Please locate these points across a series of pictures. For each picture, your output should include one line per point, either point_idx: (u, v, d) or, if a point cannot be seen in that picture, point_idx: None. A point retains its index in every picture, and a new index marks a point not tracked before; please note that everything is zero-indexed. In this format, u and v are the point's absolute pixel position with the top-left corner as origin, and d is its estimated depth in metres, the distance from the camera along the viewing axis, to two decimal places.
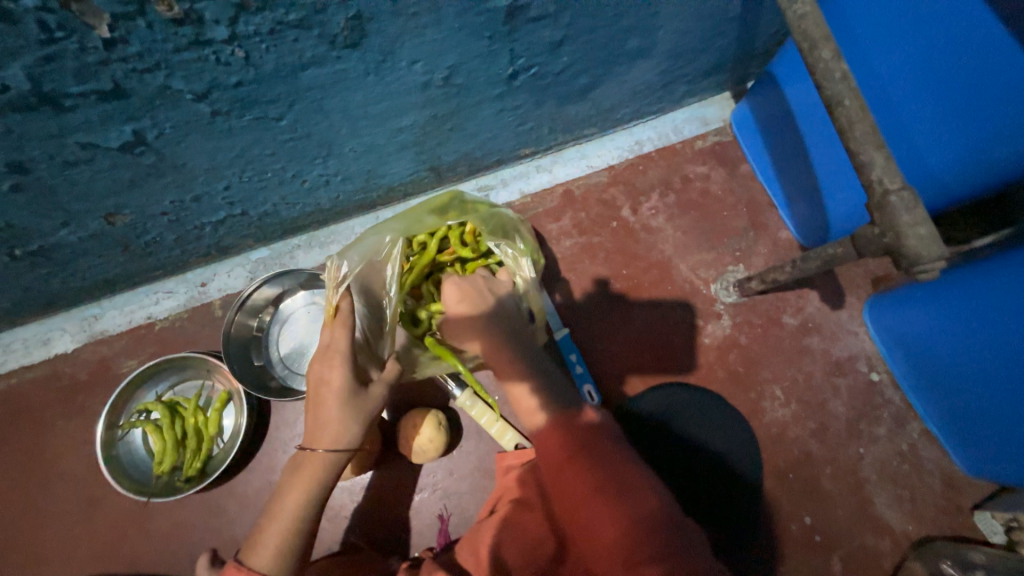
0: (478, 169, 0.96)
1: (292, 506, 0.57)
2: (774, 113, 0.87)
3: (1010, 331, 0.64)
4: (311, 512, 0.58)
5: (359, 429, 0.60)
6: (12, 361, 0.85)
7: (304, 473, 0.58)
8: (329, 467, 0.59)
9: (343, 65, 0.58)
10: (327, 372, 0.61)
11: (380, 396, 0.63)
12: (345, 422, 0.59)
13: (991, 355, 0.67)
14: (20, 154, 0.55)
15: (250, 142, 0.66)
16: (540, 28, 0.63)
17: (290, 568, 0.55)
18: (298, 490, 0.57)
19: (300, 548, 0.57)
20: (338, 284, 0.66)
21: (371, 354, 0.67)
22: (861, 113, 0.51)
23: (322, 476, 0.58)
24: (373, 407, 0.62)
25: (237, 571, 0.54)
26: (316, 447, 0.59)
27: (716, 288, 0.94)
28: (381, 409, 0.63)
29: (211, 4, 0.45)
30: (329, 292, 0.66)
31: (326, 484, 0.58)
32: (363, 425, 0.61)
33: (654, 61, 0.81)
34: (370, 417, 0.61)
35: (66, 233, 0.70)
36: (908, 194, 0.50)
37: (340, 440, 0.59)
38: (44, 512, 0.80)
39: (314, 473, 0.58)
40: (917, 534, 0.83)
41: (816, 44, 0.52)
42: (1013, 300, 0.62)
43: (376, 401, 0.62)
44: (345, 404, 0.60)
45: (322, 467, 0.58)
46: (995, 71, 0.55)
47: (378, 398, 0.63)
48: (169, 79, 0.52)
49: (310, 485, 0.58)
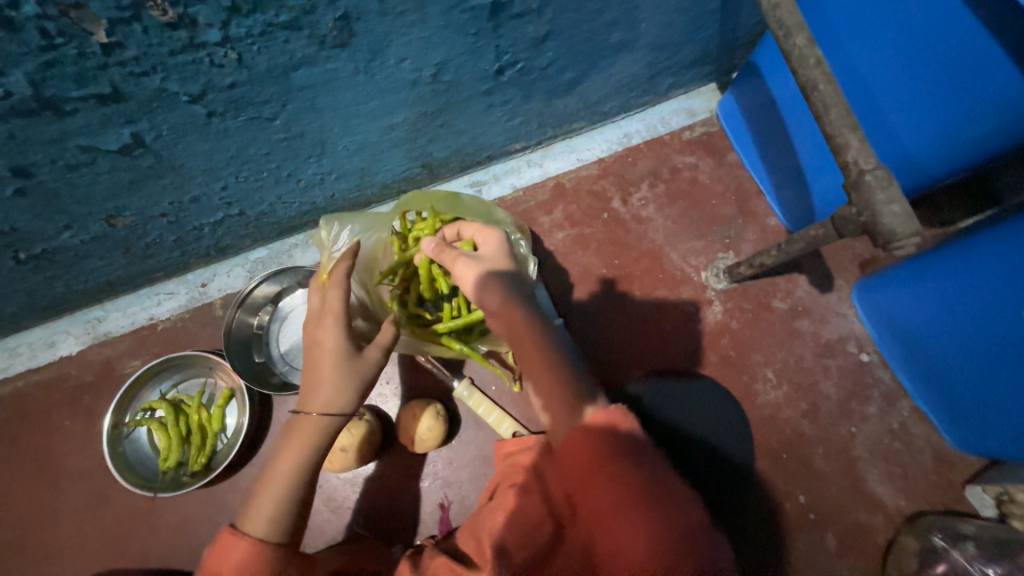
0: (470, 165, 0.98)
1: (287, 469, 0.58)
2: (757, 102, 0.89)
3: (999, 309, 0.65)
4: (306, 475, 0.59)
5: (354, 391, 0.61)
6: (18, 365, 0.87)
7: (298, 436, 0.59)
8: (324, 430, 0.60)
9: (333, 64, 0.60)
10: (321, 336, 0.62)
11: (375, 357, 0.63)
12: (338, 383, 0.60)
13: (987, 330, 0.68)
14: (23, 158, 0.57)
15: (245, 143, 0.68)
16: (523, 24, 0.66)
17: (287, 531, 0.57)
18: (292, 452, 0.58)
19: (296, 514, 0.58)
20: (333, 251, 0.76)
21: (369, 317, 0.79)
22: (835, 96, 0.54)
23: (316, 438, 0.59)
24: (367, 369, 0.62)
25: (231, 537, 0.55)
26: (310, 411, 0.60)
27: (706, 274, 0.96)
28: (376, 372, 0.63)
29: (203, 8, 0.47)
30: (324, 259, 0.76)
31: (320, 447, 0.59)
32: (357, 387, 0.61)
33: (638, 54, 0.83)
34: (363, 378, 0.62)
35: (68, 236, 0.71)
36: (882, 172, 0.52)
37: (334, 403, 0.60)
38: (53, 511, 0.82)
39: (308, 435, 0.59)
40: (910, 510, 0.84)
41: (791, 31, 0.56)
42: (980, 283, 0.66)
43: (370, 364, 0.62)
44: (339, 364, 0.60)
45: (316, 431, 0.59)
46: (969, 54, 0.56)
47: (373, 361, 0.62)
48: (164, 82, 0.54)
49: (305, 449, 0.59)
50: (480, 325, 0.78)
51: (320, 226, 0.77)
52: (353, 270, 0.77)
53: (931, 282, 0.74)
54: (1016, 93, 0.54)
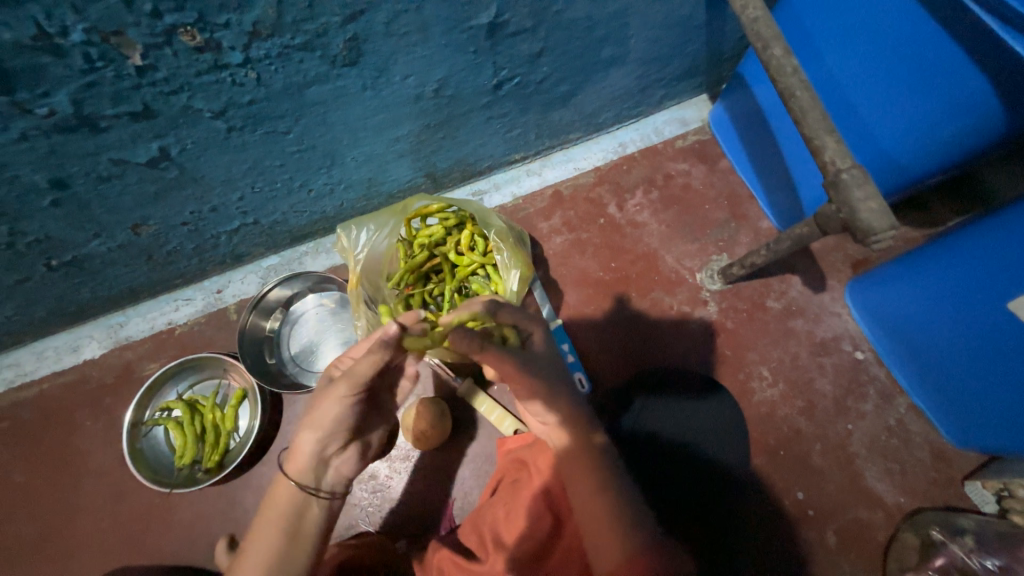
0: (471, 174, 1.03)
1: (271, 537, 0.56)
2: (745, 111, 0.94)
3: (987, 305, 0.68)
4: (290, 533, 0.56)
5: (319, 438, 0.60)
6: (44, 368, 0.91)
7: (274, 501, 0.58)
8: (302, 491, 0.58)
9: (343, 82, 0.65)
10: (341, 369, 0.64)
11: (342, 400, 0.60)
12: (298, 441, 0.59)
13: (977, 326, 0.70)
14: (61, 171, 0.62)
15: (261, 155, 0.73)
16: (519, 41, 0.71)
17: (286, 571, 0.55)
18: (270, 520, 0.56)
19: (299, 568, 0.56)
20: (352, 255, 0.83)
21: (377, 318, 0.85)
22: (811, 102, 0.58)
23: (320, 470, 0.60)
24: (331, 415, 0.59)
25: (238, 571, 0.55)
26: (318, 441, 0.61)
27: (701, 276, 0.99)
28: (343, 415, 0.60)
29: (228, 32, 0.53)
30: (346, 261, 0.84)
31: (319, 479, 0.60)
32: (320, 435, 0.60)
33: (630, 68, 0.88)
34: (327, 425, 0.59)
35: (97, 244, 0.76)
36: (858, 171, 0.56)
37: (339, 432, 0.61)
38: (72, 508, 0.85)
39: (286, 498, 0.58)
40: (909, 506, 0.84)
41: (768, 43, 0.60)
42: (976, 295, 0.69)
43: (331, 411, 0.59)
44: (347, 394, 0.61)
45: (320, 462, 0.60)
46: (936, 57, 0.60)
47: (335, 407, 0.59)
48: (190, 100, 0.59)
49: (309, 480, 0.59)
50: None
51: (339, 232, 0.84)
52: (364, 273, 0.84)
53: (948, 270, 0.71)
54: (979, 94, 0.58)
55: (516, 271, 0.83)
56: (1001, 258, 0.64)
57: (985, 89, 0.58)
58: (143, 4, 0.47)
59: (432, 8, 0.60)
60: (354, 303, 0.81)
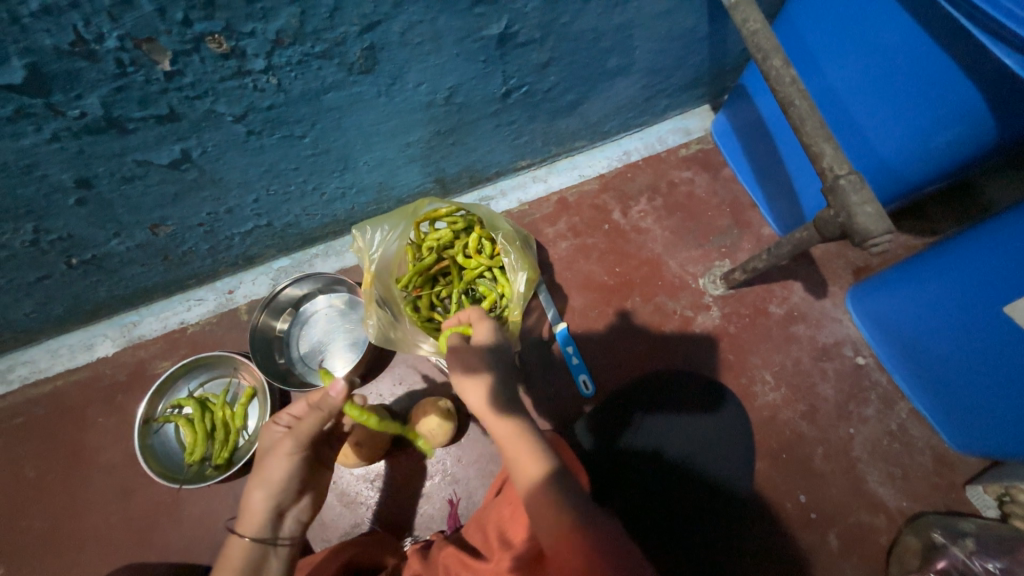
0: (479, 180, 1.05)
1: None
2: (746, 121, 0.96)
3: (985, 309, 0.69)
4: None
5: (270, 495, 0.62)
6: (58, 365, 0.93)
7: (228, 564, 0.59)
8: (257, 548, 0.60)
9: (358, 88, 0.68)
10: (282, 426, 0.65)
11: (290, 455, 0.63)
12: (248, 501, 0.60)
13: (977, 333, 0.71)
14: (87, 171, 0.64)
15: (277, 158, 0.75)
16: (527, 52, 0.73)
17: None
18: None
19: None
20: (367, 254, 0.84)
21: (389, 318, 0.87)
22: (809, 111, 0.60)
23: (262, 522, 0.61)
24: (279, 473, 0.62)
25: None
26: (260, 498, 0.61)
27: (704, 281, 1.00)
28: (293, 470, 0.63)
29: (253, 40, 0.55)
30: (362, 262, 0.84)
31: (264, 534, 0.61)
32: (271, 493, 0.62)
33: (634, 78, 0.91)
34: (277, 482, 0.62)
35: (116, 243, 0.79)
36: (854, 177, 0.58)
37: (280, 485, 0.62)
38: (82, 503, 0.86)
39: (241, 558, 0.59)
40: (911, 510, 0.85)
41: (768, 55, 0.63)
42: (978, 308, 0.70)
43: (280, 468, 0.62)
44: (288, 451, 0.62)
45: (262, 516, 0.61)
46: (928, 69, 0.62)
47: (283, 463, 0.62)
48: (213, 104, 0.62)
49: (252, 535, 0.60)
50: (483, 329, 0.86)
51: (353, 233, 0.85)
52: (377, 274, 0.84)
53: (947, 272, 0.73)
54: (971, 103, 0.61)
55: (523, 273, 0.84)
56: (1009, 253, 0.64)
57: (977, 99, 0.60)
58: (175, 13, 0.50)
59: (445, 19, 0.63)
60: (365, 302, 0.82)
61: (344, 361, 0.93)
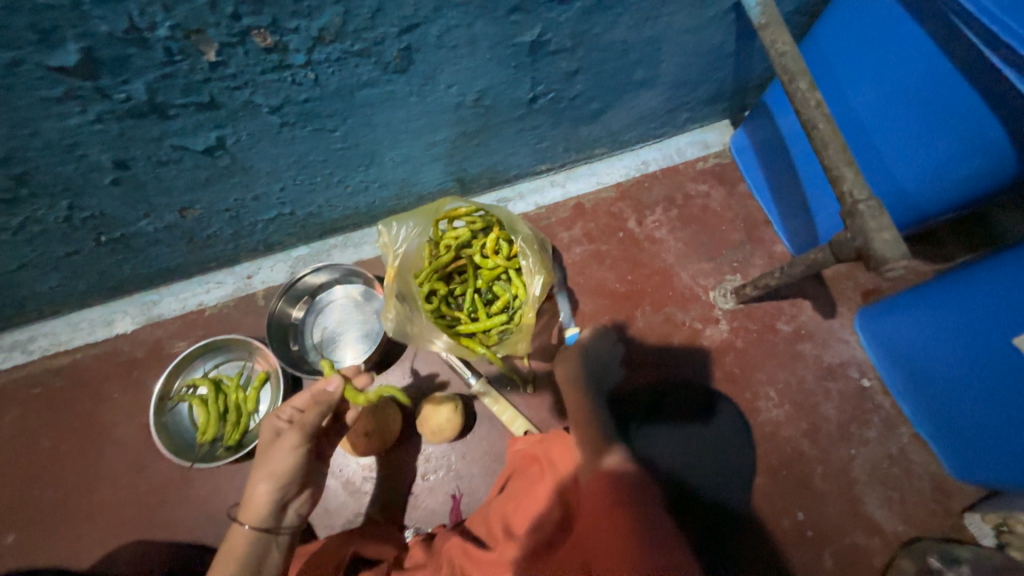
0: (498, 181, 1.07)
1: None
2: (766, 138, 0.98)
3: (996, 340, 0.70)
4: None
5: (276, 487, 0.64)
6: (78, 339, 0.95)
7: (231, 549, 0.62)
8: (260, 536, 0.63)
9: (391, 87, 0.70)
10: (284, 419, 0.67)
11: (297, 447, 0.65)
12: (253, 494, 0.62)
13: (986, 361, 0.72)
14: (125, 153, 0.66)
15: (307, 150, 0.77)
16: (557, 60, 0.75)
17: None
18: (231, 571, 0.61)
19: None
20: (391, 249, 0.88)
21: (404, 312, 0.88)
22: (833, 134, 0.62)
23: (267, 509, 0.64)
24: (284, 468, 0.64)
25: None
26: (262, 486, 0.64)
27: (714, 294, 1.02)
28: (296, 464, 0.65)
29: (296, 37, 0.57)
30: (386, 257, 0.87)
31: (269, 520, 0.64)
32: (275, 484, 0.64)
33: (659, 90, 0.92)
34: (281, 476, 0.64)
35: (146, 223, 0.81)
36: (875, 203, 0.59)
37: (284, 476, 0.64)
38: (95, 476, 0.88)
39: (245, 546, 0.62)
40: (907, 534, 0.86)
41: (795, 77, 0.65)
42: (994, 338, 0.70)
43: (285, 463, 0.63)
44: (294, 445, 0.64)
45: (265, 504, 0.64)
46: (953, 102, 0.64)
47: (288, 459, 0.64)
48: (252, 95, 0.63)
49: (257, 521, 0.63)
50: (497, 328, 0.89)
51: (380, 228, 0.89)
52: (396, 268, 0.87)
53: (977, 299, 0.71)
54: (994, 139, 0.62)
55: (540, 276, 0.85)
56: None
57: (1001, 135, 0.61)
58: (226, 7, 0.52)
59: (482, 25, 0.64)
60: (385, 297, 0.85)
61: (357, 351, 0.94)
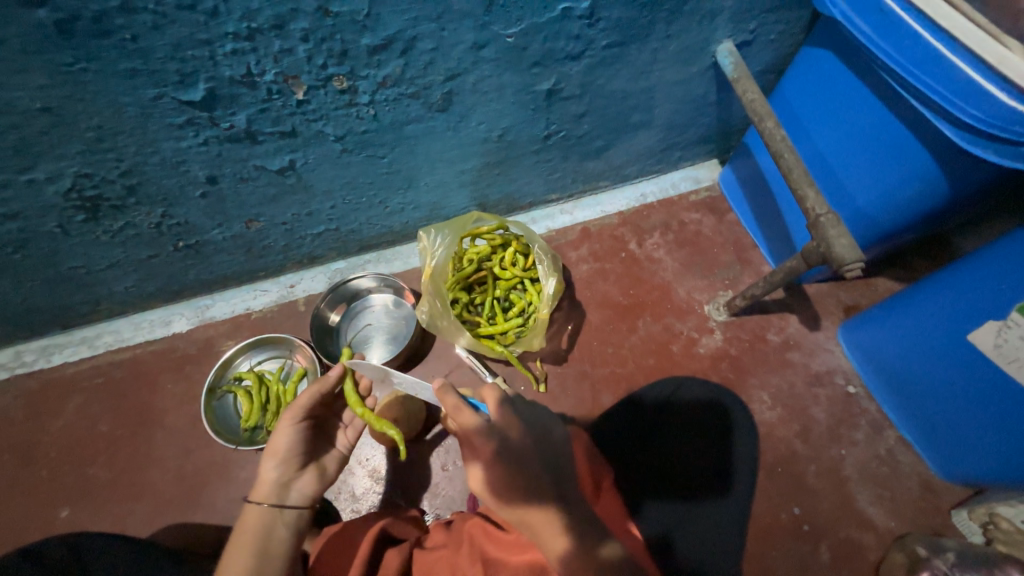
0: (515, 207, 1.22)
1: (241, 560, 0.60)
2: (748, 172, 1.12)
3: (956, 338, 0.80)
4: (260, 552, 0.61)
5: (278, 464, 0.68)
6: (140, 336, 1.07)
7: (244, 529, 0.63)
8: (268, 511, 0.65)
9: (433, 123, 0.86)
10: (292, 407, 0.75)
11: (293, 424, 0.71)
12: (258, 469, 0.67)
13: (953, 359, 0.82)
14: (217, 171, 0.81)
15: (358, 173, 0.92)
16: (568, 104, 0.92)
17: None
18: (241, 547, 0.61)
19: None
20: (432, 253, 1.01)
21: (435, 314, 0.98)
22: (795, 162, 0.76)
23: (273, 489, 0.67)
24: (283, 443, 0.69)
25: None
26: (267, 466, 0.68)
27: (709, 308, 1.13)
28: (294, 440, 0.70)
29: (365, 82, 0.74)
30: (426, 260, 1.00)
31: (276, 499, 0.66)
32: (278, 462, 0.68)
33: (654, 132, 1.08)
34: (282, 450, 0.69)
35: (216, 232, 0.95)
36: (832, 216, 0.72)
37: (283, 451, 0.69)
38: (145, 458, 0.96)
39: (255, 522, 0.64)
40: (898, 530, 0.91)
41: (763, 118, 0.80)
42: (953, 338, 0.81)
43: (283, 437, 0.69)
44: (290, 420, 0.70)
45: (271, 483, 0.67)
46: (888, 136, 0.78)
47: (286, 433, 0.70)
48: (324, 127, 0.79)
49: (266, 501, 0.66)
50: (515, 329, 0.99)
51: (419, 234, 1.03)
52: (429, 273, 0.98)
53: (955, 298, 0.79)
54: (924, 165, 0.75)
55: (553, 278, 0.98)
56: (1002, 281, 0.72)
57: (927, 161, 0.74)
58: (318, 60, 0.68)
59: (509, 76, 0.81)
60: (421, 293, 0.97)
61: (386, 352, 1.05)
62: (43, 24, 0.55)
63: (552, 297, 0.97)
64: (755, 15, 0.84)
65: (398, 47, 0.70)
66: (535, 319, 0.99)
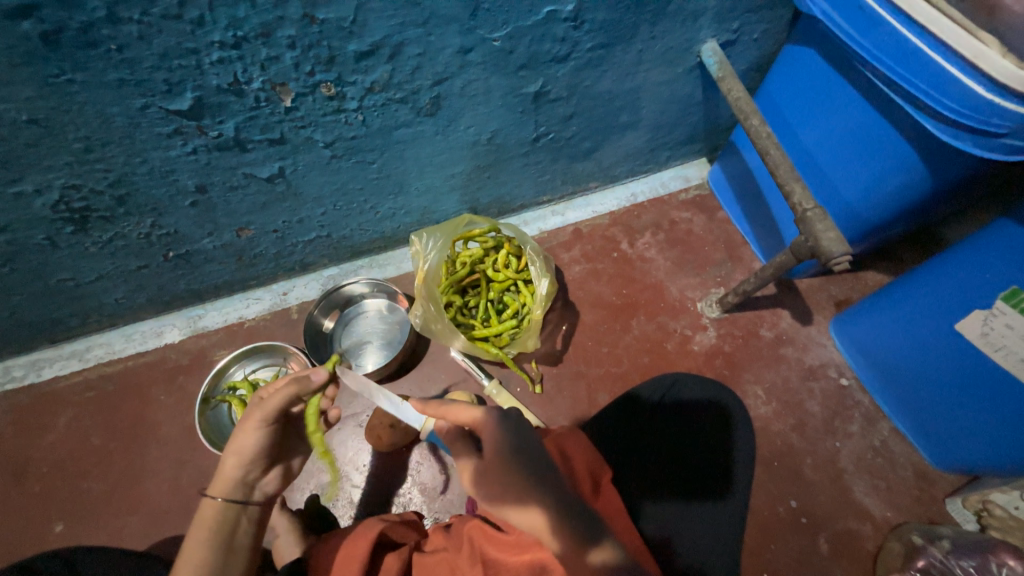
0: (506, 210, 1.22)
1: (200, 557, 0.57)
2: (736, 170, 1.14)
3: (945, 325, 0.81)
4: (221, 550, 0.59)
5: (242, 463, 0.64)
6: (131, 348, 1.06)
7: (200, 524, 0.60)
8: (229, 509, 0.62)
9: (421, 127, 0.86)
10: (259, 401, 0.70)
11: (259, 426, 0.65)
12: (221, 469, 0.62)
13: (943, 347, 0.83)
14: (207, 179, 0.81)
15: (348, 179, 0.92)
16: (556, 106, 0.92)
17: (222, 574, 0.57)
18: (198, 543, 0.58)
19: None
20: (424, 256, 0.99)
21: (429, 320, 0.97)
22: (782, 159, 0.77)
23: (234, 487, 0.63)
24: (249, 444, 0.64)
25: None
26: (229, 465, 0.64)
27: (701, 305, 1.13)
28: (262, 442, 0.65)
29: (353, 88, 0.74)
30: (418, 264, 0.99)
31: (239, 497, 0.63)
32: (242, 462, 0.64)
33: (641, 133, 1.10)
34: (249, 452, 0.64)
35: (207, 241, 0.95)
36: (819, 210, 0.72)
37: (249, 451, 0.65)
38: (139, 470, 0.96)
39: (214, 518, 0.60)
40: (895, 519, 0.92)
41: (749, 116, 0.81)
42: (943, 324, 0.81)
43: (250, 440, 0.64)
44: (260, 421, 0.65)
45: (232, 481, 0.63)
46: (869, 130, 0.79)
47: (254, 436, 0.64)
48: (313, 133, 0.79)
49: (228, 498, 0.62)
50: (509, 330, 1.00)
51: (413, 237, 1.02)
52: (420, 278, 0.97)
53: (938, 289, 0.81)
54: (904, 156, 0.76)
55: (546, 279, 0.97)
56: (985, 268, 0.73)
57: (906, 153, 0.76)
58: (305, 66, 0.68)
59: (496, 79, 0.82)
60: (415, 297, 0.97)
61: (380, 357, 1.04)
62: (29, 36, 0.55)
63: (544, 299, 0.97)
64: (737, 14, 0.85)
65: (385, 52, 0.70)
66: (529, 319, 0.99)
